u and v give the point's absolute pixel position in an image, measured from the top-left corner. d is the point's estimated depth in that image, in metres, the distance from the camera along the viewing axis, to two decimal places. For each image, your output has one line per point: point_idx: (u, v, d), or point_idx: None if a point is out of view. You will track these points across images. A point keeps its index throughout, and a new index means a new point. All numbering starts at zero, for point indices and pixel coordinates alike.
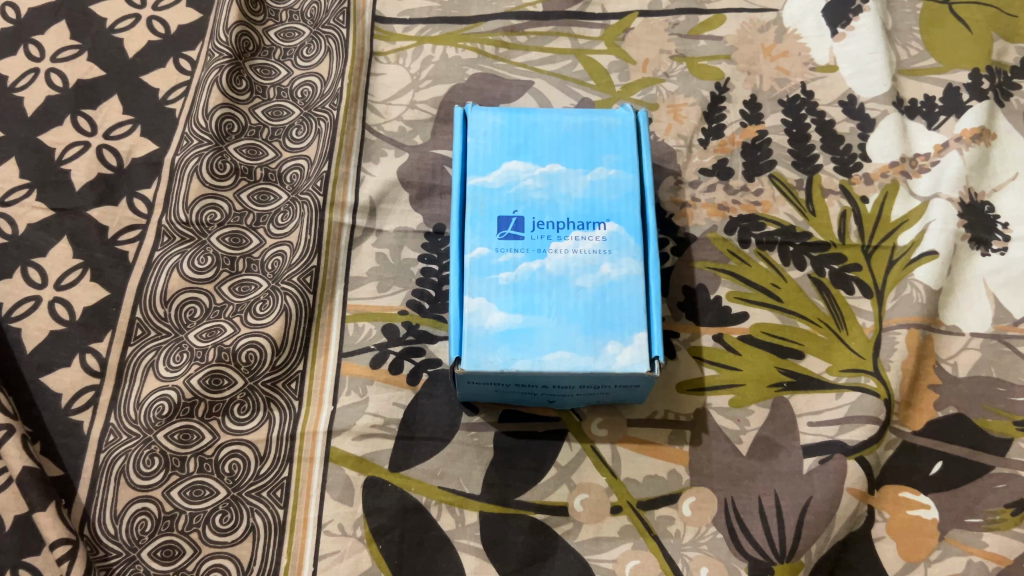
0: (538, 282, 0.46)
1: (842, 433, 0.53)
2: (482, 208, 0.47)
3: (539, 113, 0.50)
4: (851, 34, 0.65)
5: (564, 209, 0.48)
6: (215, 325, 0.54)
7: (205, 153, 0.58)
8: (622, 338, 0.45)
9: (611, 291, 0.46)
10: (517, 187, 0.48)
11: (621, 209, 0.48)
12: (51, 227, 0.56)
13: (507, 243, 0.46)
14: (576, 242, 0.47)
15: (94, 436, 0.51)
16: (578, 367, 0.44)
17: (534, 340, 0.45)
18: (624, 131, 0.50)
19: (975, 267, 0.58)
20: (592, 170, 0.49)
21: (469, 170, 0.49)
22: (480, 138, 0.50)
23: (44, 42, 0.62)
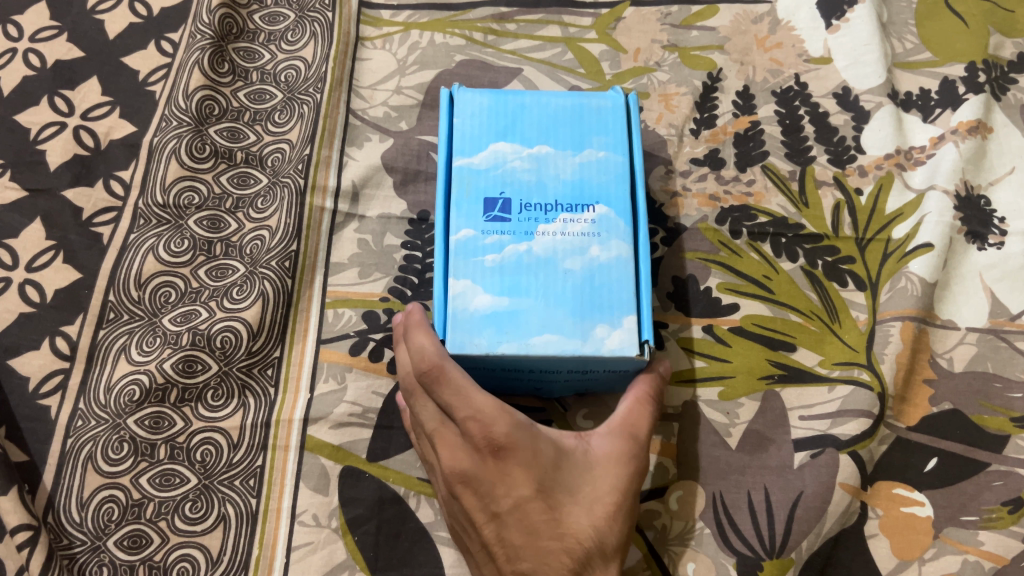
0: (526, 264, 0.44)
1: (834, 427, 0.51)
2: (468, 189, 0.46)
3: (527, 94, 0.49)
4: (845, 26, 0.64)
5: (552, 191, 0.46)
6: (190, 309, 0.53)
7: (185, 134, 0.57)
8: (611, 322, 0.43)
9: (600, 274, 0.44)
10: (504, 168, 0.47)
11: (612, 189, 0.46)
12: (24, 208, 0.55)
13: (493, 225, 0.45)
14: (565, 224, 0.45)
15: (61, 421, 0.49)
16: (566, 352, 0.42)
17: (521, 323, 0.43)
18: (614, 112, 0.49)
19: (971, 261, 0.57)
20: (581, 151, 0.47)
21: (455, 150, 0.47)
22: (467, 118, 0.48)
23: (23, 21, 0.61)
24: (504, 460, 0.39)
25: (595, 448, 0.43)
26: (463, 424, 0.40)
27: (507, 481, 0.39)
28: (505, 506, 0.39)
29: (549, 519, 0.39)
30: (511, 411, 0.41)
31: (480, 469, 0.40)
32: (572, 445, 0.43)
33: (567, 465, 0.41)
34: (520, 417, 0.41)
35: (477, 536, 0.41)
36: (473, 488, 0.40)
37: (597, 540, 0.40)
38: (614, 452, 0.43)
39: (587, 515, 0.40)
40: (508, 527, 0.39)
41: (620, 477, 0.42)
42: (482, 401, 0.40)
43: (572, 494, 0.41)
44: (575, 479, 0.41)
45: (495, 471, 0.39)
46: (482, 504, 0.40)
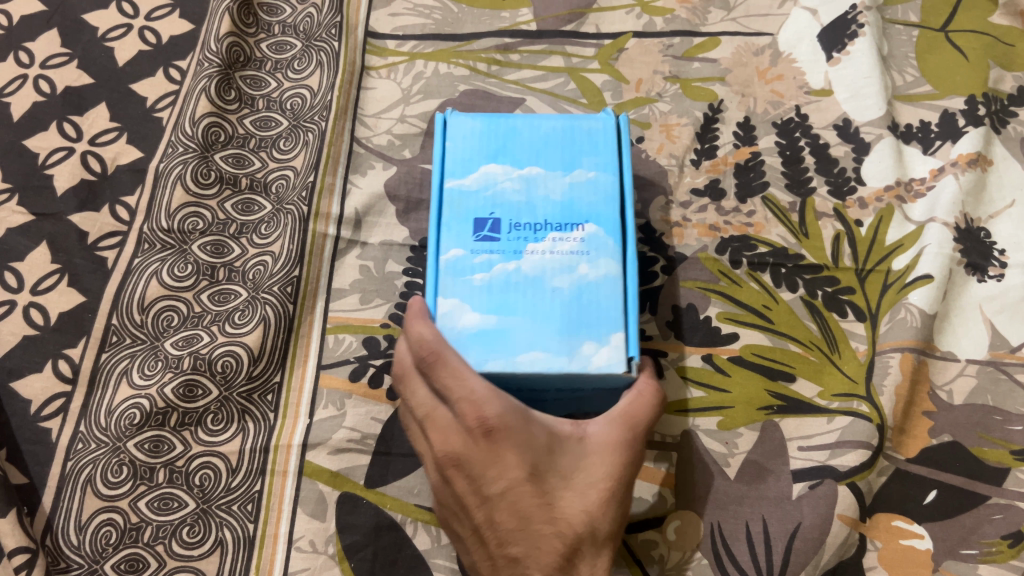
0: (514, 282, 0.44)
1: (833, 458, 0.51)
2: (459, 210, 0.46)
3: (519, 117, 0.49)
4: (846, 59, 0.64)
5: (542, 210, 0.46)
6: (192, 334, 0.53)
7: (191, 161, 0.58)
8: (598, 340, 0.43)
9: (588, 292, 0.45)
10: (495, 189, 0.47)
11: (602, 209, 0.47)
12: (31, 232, 0.56)
13: (481, 244, 0.45)
14: (554, 243, 0.46)
15: (62, 444, 0.50)
16: (553, 369, 0.42)
17: (508, 341, 0.43)
18: (605, 133, 0.49)
19: (971, 293, 0.57)
20: (571, 172, 0.48)
21: (446, 172, 0.48)
22: (459, 141, 0.49)
23: (35, 48, 0.62)
24: (496, 443, 0.40)
25: (592, 434, 0.43)
26: (458, 406, 0.41)
27: (498, 464, 0.40)
28: (496, 490, 0.40)
29: (539, 504, 0.40)
30: (506, 394, 0.41)
31: (472, 452, 0.41)
32: (569, 430, 0.43)
33: (562, 450, 0.42)
34: (516, 400, 0.41)
35: (470, 519, 0.42)
36: (464, 471, 0.41)
37: (589, 525, 0.40)
38: (612, 438, 0.42)
39: (580, 500, 0.41)
40: (498, 509, 0.40)
41: (616, 462, 0.42)
42: (476, 384, 0.40)
43: (564, 479, 0.41)
44: (570, 463, 0.42)
45: (486, 453, 0.40)
46: (474, 487, 0.41)
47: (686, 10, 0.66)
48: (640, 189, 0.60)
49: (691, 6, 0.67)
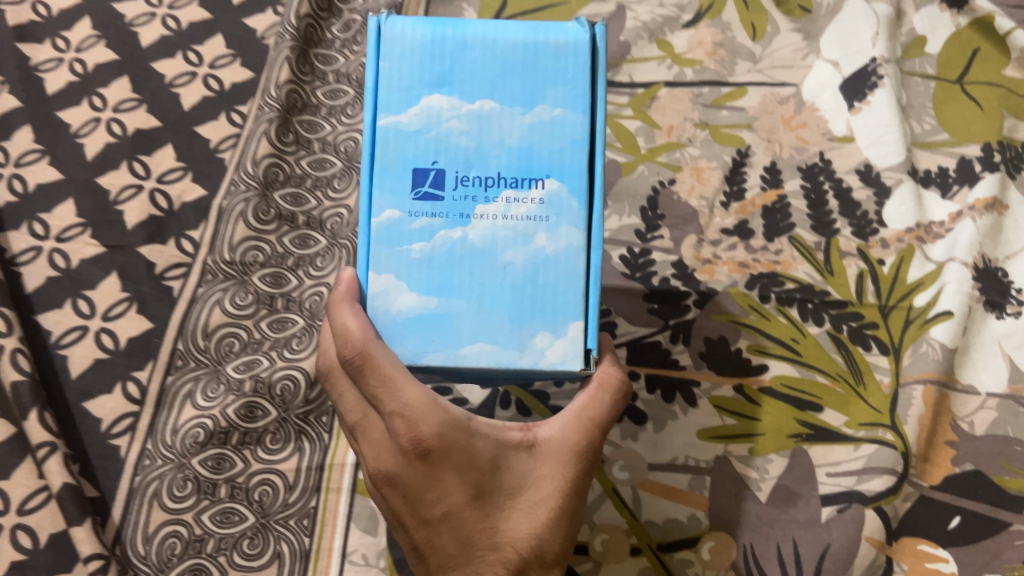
0: (458, 256, 0.40)
1: (860, 483, 0.54)
2: (395, 158, 0.40)
3: (472, 27, 0.40)
4: (867, 108, 0.67)
5: (495, 160, 0.40)
6: (253, 358, 0.56)
7: (252, 199, 0.61)
8: (553, 330, 0.40)
9: (545, 268, 0.40)
10: (439, 130, 0.40)
11: (567, 159, 0.40)
12: (102, 262, 0.60)
13: (422, 205, 0.40)
14: (508, 205, 0.40)
15: (130, 460, 0.54)
16: (500, 364, 0.39)
17: (450, 329, 0.39)
18: (577, 55, 0.40)
19: (989, 329, 0.59)
20: (533, 108, 0.40)
21: (380, 104, 0.40)
22: (395, 61, 0.40)
23: (107, 93, 0.66)
24: (435, 465, 0.38)
25: (544, 441, 0.41)
26: (391, 420, 0.38)
27: (440, 487, 0.38)
28: (437, 514, 0.38)
29: (485, 528, 0.39)
30: (445, 403, 0.38)
31: (407, 473, 0.38)
32: (518, 439, 0.41)
33: (508, 464, 0.40)
34: (456, 411, 0.39)
35: (407, 535, 0.40)
36: (400, 490, 0.39)
37: (537, 547, 0.39)
38: (565, 444, 0.41)
39: (527, 520, 0.39)
40: (440, 533, 0.39)
41: (567, 474, 0.40)
42: (411, 397, 0.37)
43: (511, 497, 0.39)
44: (519, 478, 0.40)
45: (424, 475, 0.38)
46: (412, 507, 0.39)
47: (714, 61, 0.70)
48: (673, 228, 0.63)
49: (719, 57, 0.70)
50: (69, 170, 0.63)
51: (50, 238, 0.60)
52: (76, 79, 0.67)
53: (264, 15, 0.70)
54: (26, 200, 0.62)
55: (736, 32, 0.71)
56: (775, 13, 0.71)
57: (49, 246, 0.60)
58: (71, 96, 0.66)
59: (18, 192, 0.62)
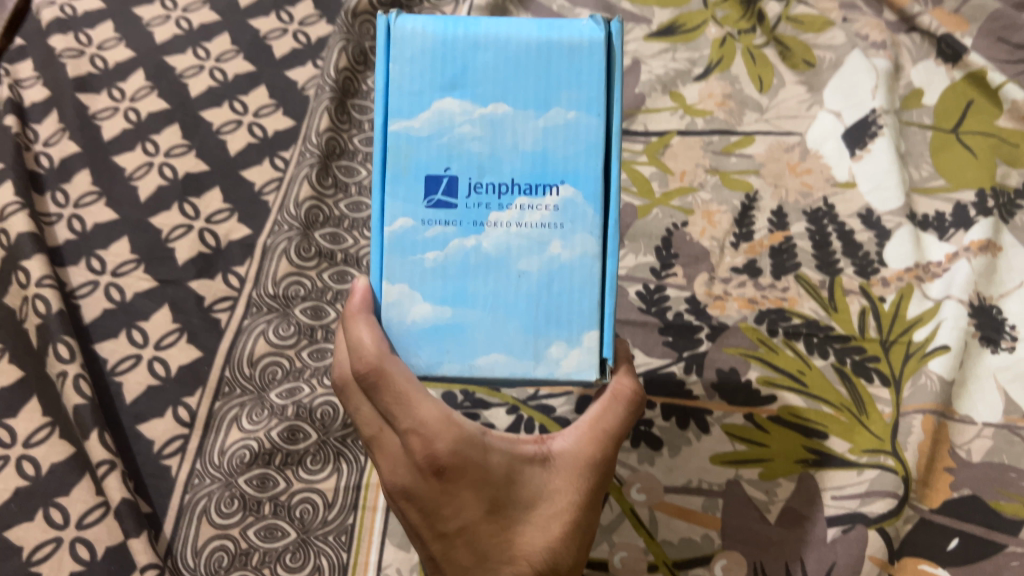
0: (473, 265, 0.42)
1: (863, 505, 0.57)
2: (408, 165, 0.41)
3: (482, 29, 0.41)
4: (867, 156, 0.72)
5: (508, 166, 0.41)
6: (295, 385, 0.60)
7: (294, 238, 0.66)
8: (568, 340, 0.42)
9: (559, 277, 0.42)
10: (451, 135, 0.41)
11: (580, 164, 0.42)
12: (154, 295, 0.64)
13: (435, 213, 0.41)
14: (522, 212, 0.42)
15: (181, 478, 0.58)
16: (515, 373, 0.42)
17: (466, 339, 0.42)
18: (591, 55, 0.41)
19: (985, 362, 0.63)
20: (545, 112, 0.41)
21: (393, 109, 0.41)
22: (406, 64, 0.41)
23: (159, 140, 0.71)
24: (450, 481, 0.38)
25: (558, 454, 0.42)
26: (407, 437, 0.39)
27: (455, 501, 0.39)
28: (452, 527, 0.39)
29: (500, 540, 0.39)
30: (460, 421, 0.39)
31: (422, 488, 0.39)
32: (532, 453, 0.41)
33: (523, 477, 0.40)
34: (470, 428, 0.40)
35: (425, 547, 0.41)
36: (417, 505, 0.40)
37: (551, 561, 0.39)
38: (579, 458, 0.42)
39: (541, 534, 0.39)
40: (456, 546, 0.39)
41: (580, 487, 0.41)
42: (427, 413, 0.39)
43: (526, 511, 0.40)
44: (534, 490, 0.40)
45: (439, 491, 0.39)
46: (429, 520, 0.40)
47: (724, 111, 0.74)
48: (686, 267, 0.67)
49: (728, 108, 0.75)
50: (124, 211, 0.68)
51: (107, 273, 0.65)
52: (130, 126, 0.72)
53: (304, 68, 0.76)
54: (85, 238, 0.67)
55: (744, 84, 0.76)
56: (781, 67, 0.76)
57: (105, 280, 0.65)
58: (125, 142, 0.71)
59: (78, 231, 0.67)
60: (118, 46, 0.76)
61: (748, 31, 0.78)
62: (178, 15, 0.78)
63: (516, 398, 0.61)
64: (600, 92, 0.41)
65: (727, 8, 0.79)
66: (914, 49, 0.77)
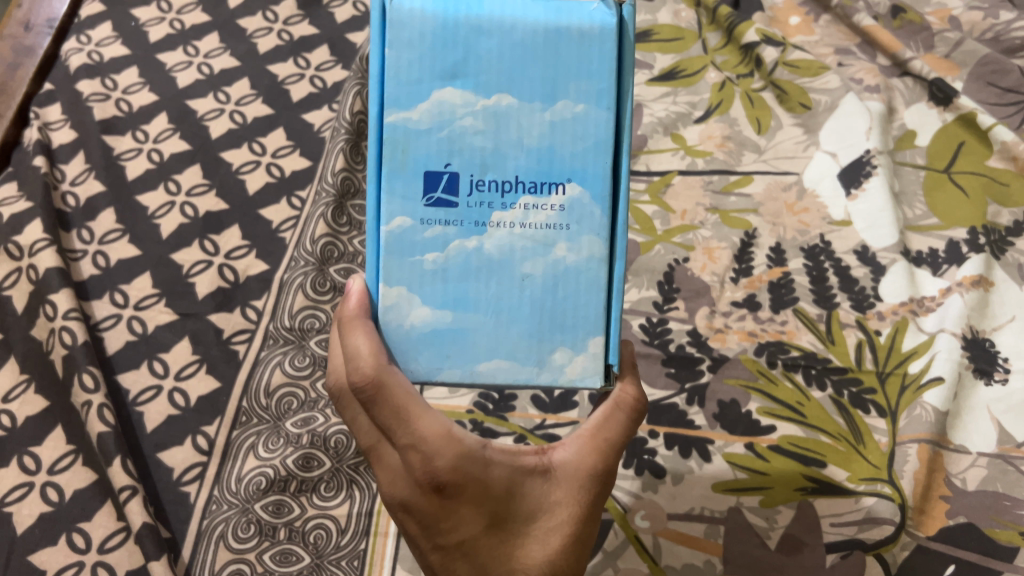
0: (474, 268, 0.38)
1: (861, 532, 0.59)
2: (406, 160, 0.37)
3: (487, 11, 0.37)
4: (862, 194, 0.74)
5: (513, 162, 0.38)
6: (309, 415, 0.63)
7: (310, 272, 0.68)
8: (574, 347, 0.39)
9: (564, 280, 0.38)
10: (452, 128, 0.37)
11: (590, 162, 0.38)
12: (175, 328, 0.67)
13: (435, 212, 0.38)
14: (526, 212, 0.38)
15: (199, 504, 0.60)
16: (518, 381, 0.39)
17: (467, 345, 0.39)
18: (603, 43, 0.37)
19: (979, 394, 0.64)
20: (553, 104, 0.37)
21: (389, 97, 0.37)
22: (403, 49, 0.37)
23: (181, 179, 0.74)
24: (450, 498, 0.37)
25: (559, 465, 0.40)
26: (406, 453, 0.37)
27: (454, 517, 0.37)
28: (452, 541, 0.37)
29: (500, 554, 0.38)
30: (460, 434, 0.37)
31: (421, 503, 0.37)
32: (533, 464, 0.40)
33: (524, 490, 0.39)
34: (471, 441, 0.37)
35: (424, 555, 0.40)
36: (415, 518, 0.38)
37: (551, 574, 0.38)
38: (580, 468, 0.40)
39: (542, 547, 0.38)
40: (457, 559, 0.38)
41: (582, 499, 0.40)
42: (427, 428, 0.36)
43: (526, 524, 0.39)
44: (534, 504, 0.39)
45: (439, 507, 0.37)
46: (427, 532, 0.38)
47: (723, 152, 0.77)
48: (687, 300, 0.70)
49: (728, 148, 0.78)
50: (147, 247, 0.71)
51: (130, 306, 0.68)
52: (153, 167, 0.75)
53: (320, 111, 0.79)
54: (109, 273, 0.69)
55: (743, 126, 0.79)
56: (778, 109, 0.80)
57: (128, 314, 0.68)
58: (149, 182, 0.74)
59: (102, 266, 0.70)
60: (142, 90, 0.80)
61: (747, 75, 0.82)
62: (201, 61, 0.82)
63: (523, 427, 0.63)
64: (612, 83, 0.37)
65: (727, 54, 0.83)
66: (907, 92, 0.79)
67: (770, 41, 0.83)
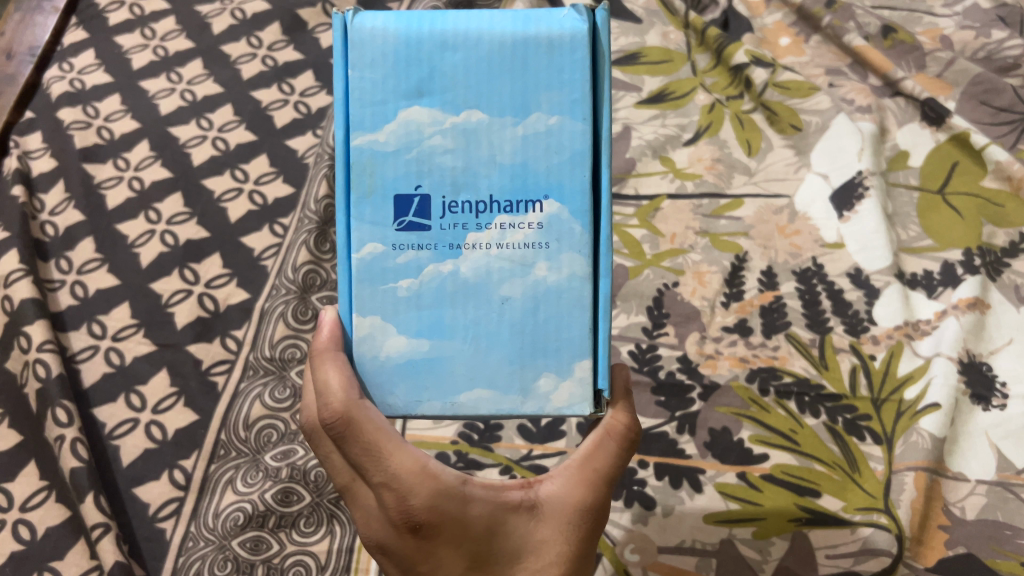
0: (449, 294, 0.36)
1: (857, 564, 0.58)
2: (374, 184, 0.36)
3: (451, 25, 0.36)
4: (855, 217, 0.73)
5: (486, 181, 0.36)
6: (289, 448, 0.61)
7: (291, 301, 0.67)
8: (559, 373, 0.37)
9: (546, 302, 0.37)
10: (421, 148, 0.36)
11: (566, 175, 0.36)
12: (153, 359, 0.65)
13: (407, 236, 0.36)
14: (502, 232, 0.36)
15: (175, 541, 0.58)
16: (501, 412, 0.37)
17: (445, 376, 0.37)
18: (574, 51, 0.35)
19: (976, 420, 0.62)
20: (526, 117, 0.36)
21: (352, 120, 0.36)
22: (365, 69, 0.35)
23: (162, 208, 0.73)
24: (427, 539, 0.35)
25: (546, 500, 0.39)
26: (380, 491, 0.35)
27: (433, 558, 0.36)
28: None
29: None
30: (437, 470, 0.36)
31: (398, 545, 0.36)
32: (518, 500, 0.38)
33: (508, 528, 0.37)
34: (449, 479, 0.36)
35: None
36: (393, 559, 0.37)
37: None
38: (568, 503, 0.39)
39: None
40: None
41: (570, 537, 0.38)
42: (400, 467, 0.35)
43: (510, 564, 0.37)
44: (518, 543, 0.37)
45: (415, 548, 0.36)
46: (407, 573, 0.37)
47: (713, 174, 0.76)
48: (677, 325, 0.68)
49: (717, 171, 0.76)
50: (126, 276, 0.70)
51: (107, 337, 0.66)
52: (134, 195, 0.74)
53: (304, 136, 0.78)
54: (86, 304, 0.68)
55: (732, 148, 0.78)
56: (768, 131, 0.78)
57: (105, 344, 0.66)
58: (129, 210, 0.73)
59: (80, 296, 0.69)
60: (124, 117, 0.79)
61: (736, 97, 0.81)
62: (183, 88, 0.81)
63: (509, 458, 0.62)
64: (585, 93, 0.36)
65: (716, 75, 0.82)
66: (899, 112, 0.78)
67: (759, 62, 0.81)
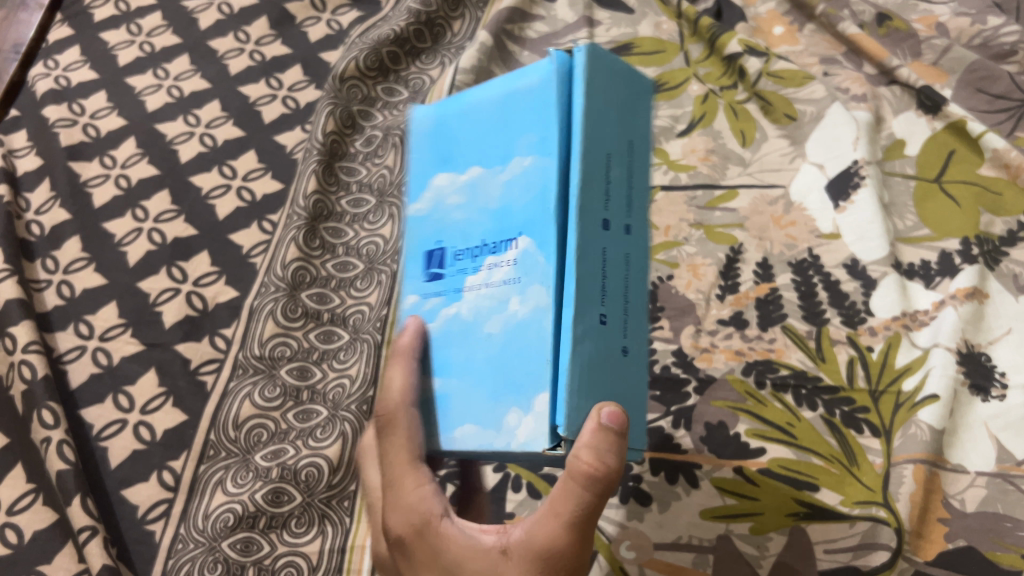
0: (454, 333, 0.41)
1: (857, 558, 0.57)
2: (415, 244, 0.45)
3: (469, 102, 0.44)
4: (851, 207, 0.71)
5: (482, 230, 0.41)
6: (280, 447, 0.60)
7: (280, 299, 0.66)
8: (523, 407, 0.37)
9: (517, 335, 0.38)
10: (443, 209, 0.44)
11: (534, 210, 0.38)
12: (141, 359, 0.64)
13: (431, 284, 0.43)
14: (490, 272, 0.40)
15: (164, 544, 0.57)
16: (481, 444, 0.38)
17: (449, 409, 0.41)
18: (543, 95, 0.39)
19: (976, 411, 0.61)
20: (511, 165, 0.40)
21: (410, 197, 0.46)
22: (420, 155, 0.46)
23: (149, 206, 0.72)
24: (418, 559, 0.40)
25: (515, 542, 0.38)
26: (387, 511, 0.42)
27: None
28: None
29: None
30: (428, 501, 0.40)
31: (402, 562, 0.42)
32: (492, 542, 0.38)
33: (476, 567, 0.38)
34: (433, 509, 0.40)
35: None
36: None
37: None
38: (532, 550, 0.37)
39: None
40: None
41: None
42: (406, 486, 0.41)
43: None
44: None
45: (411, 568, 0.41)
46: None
47: (707, 166, 0.75)
48: (672, 319, 0.68)
49: (711, 162, 0.75)
50: (113, 275, 0.69)
51: (94, 337, 0.66)
52: (120, 193, 0.73)
53: (293, 132, 0.77)
54: (73, 303, 0.67)
55: (727, 139, 0.77)
56: (762, 121, 0.78)
57: (93, 345, 0.65)
58: (115, 208, 0.72)
59: (66, 296, 0.68)
60: (110, 114, 0.78)
61: (730, 87, 0.80)
62: (170, 84, 0.80)
63: None
64: (551, 129, 0.38)
65: (710, 66, 0.81)
66: (894, 101, 0.77)
67: (753, 52, 0.80)
